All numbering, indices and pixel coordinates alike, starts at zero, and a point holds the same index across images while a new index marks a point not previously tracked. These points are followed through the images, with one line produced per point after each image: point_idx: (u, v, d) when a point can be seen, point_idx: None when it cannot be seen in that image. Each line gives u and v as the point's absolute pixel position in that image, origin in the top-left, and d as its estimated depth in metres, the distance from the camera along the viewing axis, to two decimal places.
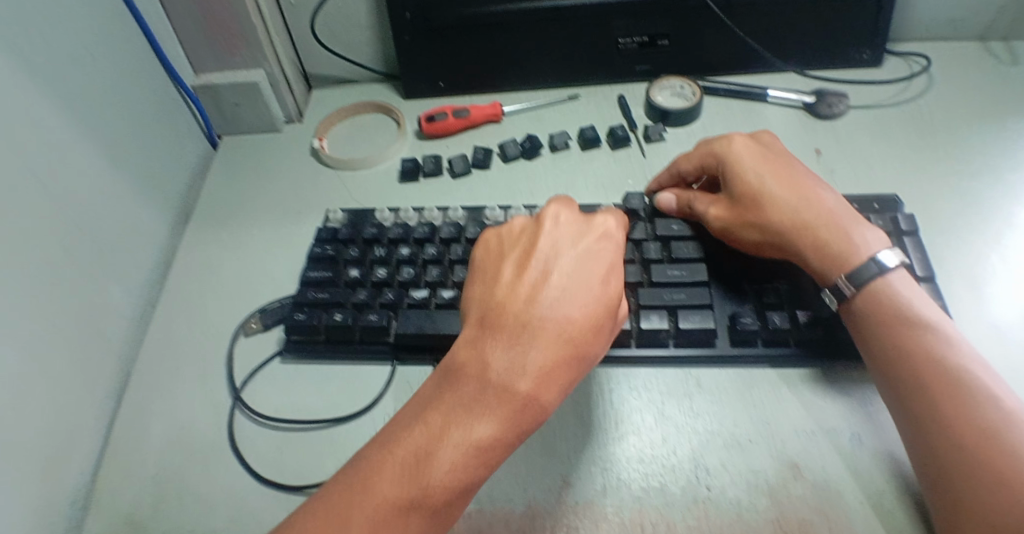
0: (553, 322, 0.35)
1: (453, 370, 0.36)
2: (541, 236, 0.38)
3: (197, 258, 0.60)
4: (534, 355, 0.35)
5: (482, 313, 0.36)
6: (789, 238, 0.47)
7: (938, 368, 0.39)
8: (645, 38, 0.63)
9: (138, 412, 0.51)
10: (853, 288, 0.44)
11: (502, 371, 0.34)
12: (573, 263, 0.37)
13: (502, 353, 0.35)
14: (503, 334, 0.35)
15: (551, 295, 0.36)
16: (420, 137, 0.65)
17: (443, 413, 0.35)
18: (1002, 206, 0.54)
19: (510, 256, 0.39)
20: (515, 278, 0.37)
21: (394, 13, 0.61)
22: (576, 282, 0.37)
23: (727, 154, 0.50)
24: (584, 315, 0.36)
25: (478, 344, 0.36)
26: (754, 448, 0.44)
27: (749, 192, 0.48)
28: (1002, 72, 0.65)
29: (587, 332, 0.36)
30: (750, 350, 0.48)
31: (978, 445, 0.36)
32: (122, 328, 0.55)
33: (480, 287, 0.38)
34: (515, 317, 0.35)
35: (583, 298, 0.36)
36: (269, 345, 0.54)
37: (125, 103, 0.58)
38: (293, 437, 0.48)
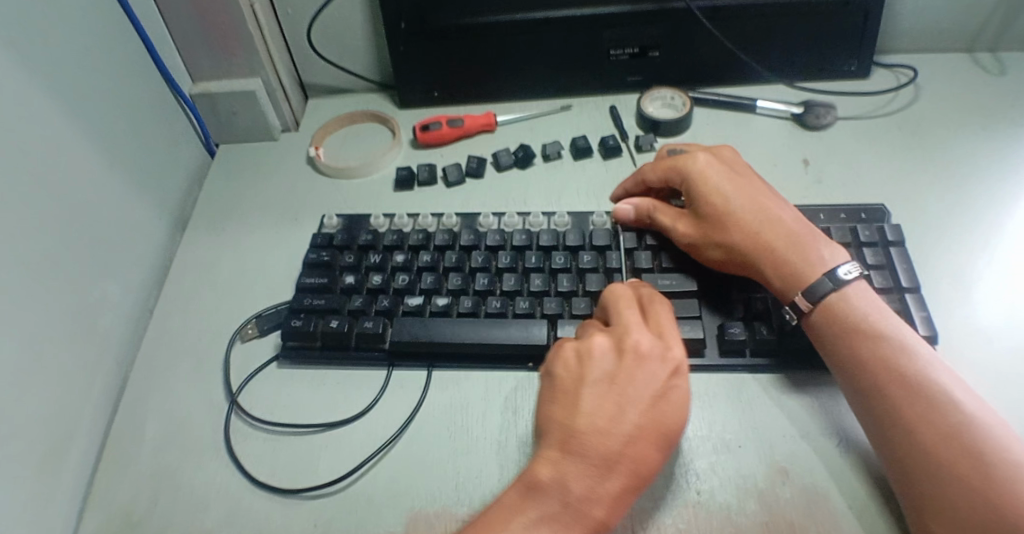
0: (630, 459, 0.38)
1: (533, 486, 0.38)
2: (623, 368, 0.40)
3: (193, 263, 0.61)
4: (609, 492, 0.37)
5: (563, 437, 0.39)
6: (751, 257, 0.48)
7: (899, 374, 0.41)
8: (636, 49, 0.65)
9: (134, 415, 0.51)
10: (810, 304, 0.45)
11: (580, 498, 0.37)
12: (651, 398, 0.39)
13: (581, 486, 0.37)
14: (586, 463, 0.37)
15: (630, 427, 0.38)
16: (415, 145, 0.66)
17: (524, 527, 0.36)
18: (986, 215, 0.56)
19: (592, 375, 0.40)
20: (597, 403, 0.39)
21: (389, 24, 0.62)
22: (652, 423, 0.39)
23: (691, 172, 0.51)
24: (654, 459, 0.39)
25: (561, 468, 0.38)
26: (743, 452, 0.45)
27: (714, 211, 0.50)
28: (987, 83, 0.66)
29: (652, 464, 0.39)
30: (738, 359, 0.48)
31: (944, 447, 0.38)
32: (119, 332, 0.56)
33: (562, 407, 0.40)
34: (598, 449, 0.38)
35: (655, 437, 0.39)
36: (265, 349, 0.54)
37: (125, 110, 0.59)
38: (288, 440, 0.49)
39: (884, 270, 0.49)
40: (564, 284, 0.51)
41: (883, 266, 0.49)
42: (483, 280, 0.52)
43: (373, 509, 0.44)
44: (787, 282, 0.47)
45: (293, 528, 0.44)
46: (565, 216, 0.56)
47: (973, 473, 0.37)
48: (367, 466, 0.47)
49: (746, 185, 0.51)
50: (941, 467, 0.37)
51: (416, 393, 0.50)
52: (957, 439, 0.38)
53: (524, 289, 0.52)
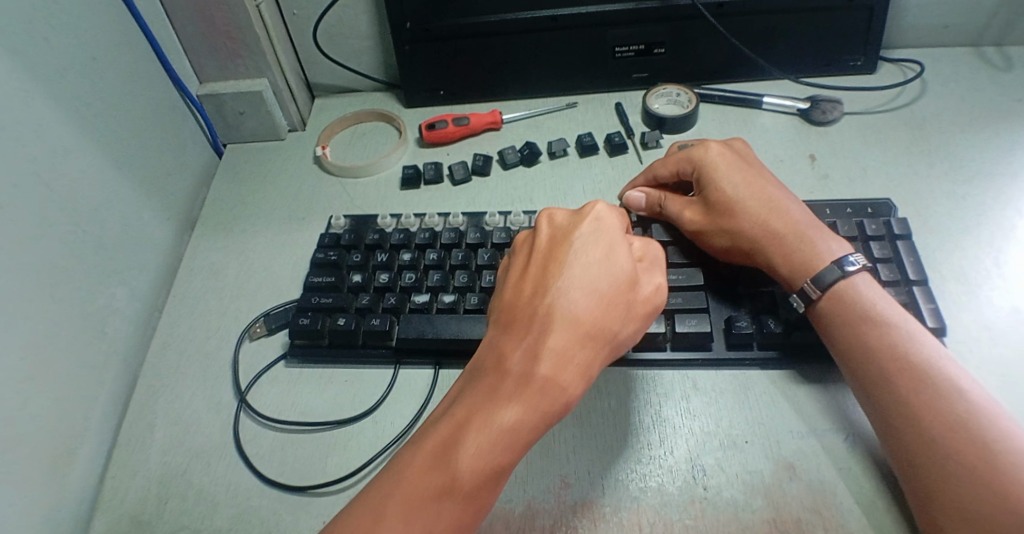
0: (562, 312, 0.37)
1: (478, 369, 0.38)
2: (543, 240, 0.41)
3: (202, 263, 0.62)
4: (546, 343, 0.37)
5: (502, 313, 0.40)
6: (759, 246, 0.48)
7: (906, 364, 0.41)
8: (641, 46, 0.65)
9: (145, 414, 0.52)
10: (818, 292, 0.45)
11: (518, 361, 0.37)
12: (574, 252, 0.39)
13: (518, 351, 0.37)
14: (518, 330, 0.38)
15: (554, 283, 0.39)
16: (421, 144, 0.66)
17: (470, 403, 0.37)
18: (995, 210, 0.55)
19: (520, 261, 0.42)
20: (522, 280, 0.40)
21: (394, 24, 0.62)
22: (579, 274, 0.39)
23: (703, 161, 0.51)
24: (597, 310, 0.38)
25: (498, 341, 0.38)
26: (750, 449, 0.45)
27: (723, 199, 0.49)
28: (995, 78, 0.66)
29: (596, 314, 0.38)
30: (746, 352, 0.48)
31: (952, 439, 0.38)
32: (129, 333, 0.56)
33: (500, 294, 0.41)
34: (525, 311, 0.38)
35: (588, 285, 0.38)
36: (274, 348, 0.55)
37: (132, 113, 0.59)
38: (296, 439, 0.49)
39: (891, 262, 0.49)
40: None
41: (891, 259, 0.49)
42: (489, 278, 0.52)
43: None
44: (795, 271, 0.47)
45: (301, 526, 0.44)
46: None
47: (980, 464, 0.37)
48: (375, 464, 0.47)
49: (755, 175, 0.51)
50: (948, 458, 0.37)
51: (423, 391, 0.50)
52: (964, 430, 0.38)
53: None
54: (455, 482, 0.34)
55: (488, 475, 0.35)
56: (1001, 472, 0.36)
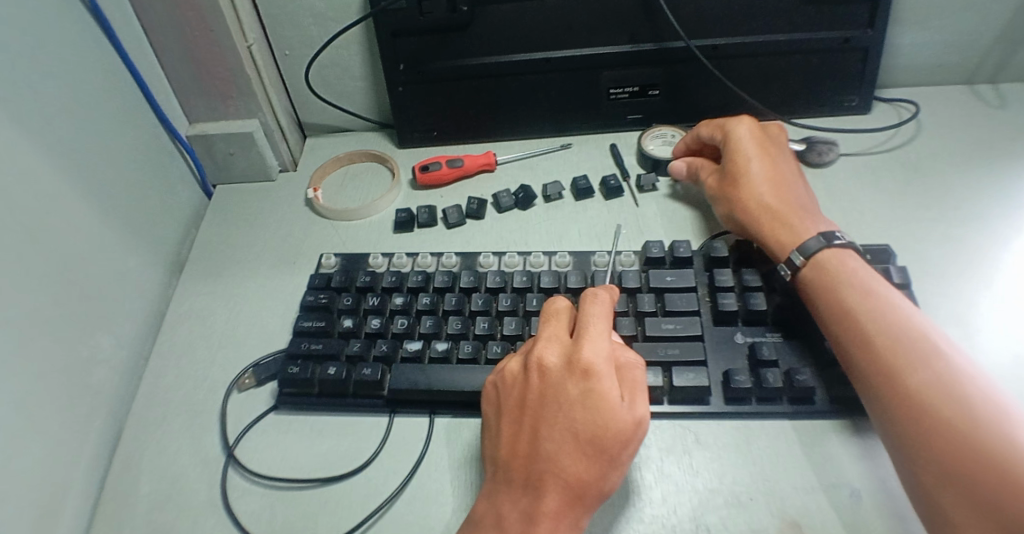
0: (552, 473, 0.39)
1: (482, 504, 0.40)
2: (535, 380, 0.42)
3: (190, 309, 0.60)
4: (541, 513, 0.38)
5: (496, 467, 0.41)
6: (755, 219, 0.53)
7: (918, 413, 0.39)
8: (636, 88, 0.64)
9: (129, 470, 0.50)
10: (802, 258, 0.49)
11: (515, 520, 0.38)
12: (563, 415, 0.40)
13: (514, 511, 0.39)
14: (513, 488, 0.40)
15: (545, 450, 0.39)
16: (415, 186, 0.66)
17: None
18: (994, 253, 0.55)
19: (512, 398, 0.43)
20: (518, 418, 0.42)
21: (387, 65, 0.62)
22: (566, 436, 0.39)
23: (733, 133, 0.57)
24: (585, 468, 0.39)
25: (492, 500, 0.40)
26: (754, 506, 0.43)
27: (737, 171, 0.55)
28: (989, 117, 0.66)
29: (586, 473, 0.39)
30: (743, 407, 0.47)
31: (975, 501, 0.35)
32: (114, 383, 0.54)
33: (489, 443, 0.43)
34: (521, 472, 0.40)
35: (577, 450, 0.39)
36: (262, 400, 0.53)
37: (119, 154, 0.58)
38: (286, 496, 0.47)
39: None
40: None
41: None
42: (483, 324, 0.51)
43: None
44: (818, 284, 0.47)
45: None
46: (566, 256, 0.55)
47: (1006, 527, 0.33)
48: (368, 523, 0.45)
49: (774, 166, 0.56)
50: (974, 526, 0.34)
51: (417, 445, 0.49)
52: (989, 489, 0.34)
53: (524, 333, 0.50)
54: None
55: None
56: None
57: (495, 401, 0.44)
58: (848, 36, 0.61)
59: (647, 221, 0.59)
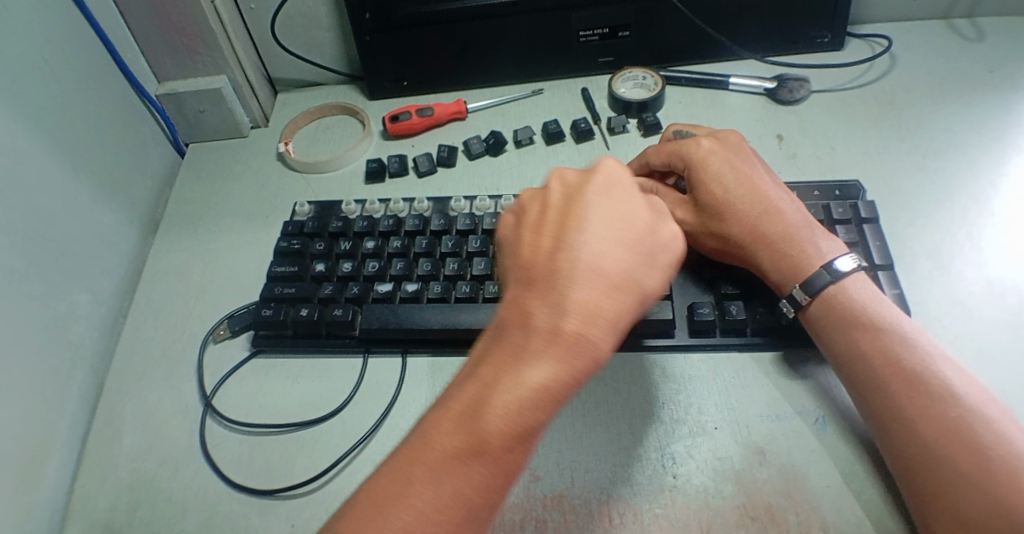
0: (586, 266, 0.33)
1: (498, 329, 0.34)
2: (555, 188, 0.38)
3: (166, 265, 0.60)
4: (571, 304, 0.32)
5: (518, 276, 0.35)
6: (748, 249, 0.46)
7: (906, 428, 0.38)
8: (606, 29, 0.64)
9: (111, 421, 0.51)
10: (807, 296, 0.44)
11: (542, 319, 0.32)
12: (594, 204, 0.35)
13: (541, 306, 0.32)
14: (539, 288, 0.33)
15: (578, 239, 0.34)
16: (386, 136, 0.65)
17: (495, 362, 0.32)
18: (965, 183, 0.55)
19: (531, 212, 0.37)
20: (541, 225, 0.36)
21: (353, 14, 0.61)
22: (601, 228, 0.34)
23: (694, 162, 0.48)
24: (623, 251, 0.34)
25: (517, 301, 0.34)
26: (720, 434, 0.44)
27: (714, 202, 0.47)
28: (965, 50, 0.65)
29: (624, 262, 0.33)
30: (707, 339, 0.48)
31: (936, 476, 0.36)
32: (94, 339, 0.55)
33: (510, 256, 0.37)
34: (546, 268, 0.33)
35: (615, 236, 0.34)
36: (238, 349, 0.54)
37: (89, 114, 0.58)
38: (263, 440, 0.48)
39: (857, 247, 0.48)
40: None
41: (856, 243, 0.48)
42: (453, 265, 0.52)
43: None
44: (791, 270, 0.45)
45: (270, 528, 0.44)
46: None
47: (955, 482, 0.35)
48: (343, 464, 0.46)
49: (725, 144, 0.50)
50: (925, 478, 0.36)
51: (391, 387, 0.50)
52: (942, 446, 0.36)
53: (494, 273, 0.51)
54: (482, 442, 0.30)
55: (519, 432, 0.31)
56: (988, 485, 0.34)
57: (513, 223, 0.39)
58: None
59: (617, 162, 0.59)
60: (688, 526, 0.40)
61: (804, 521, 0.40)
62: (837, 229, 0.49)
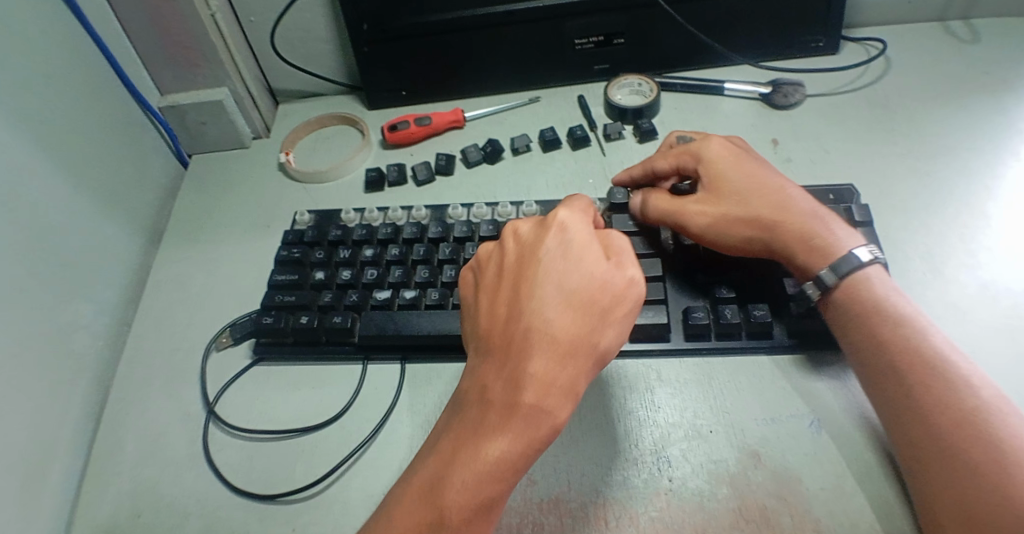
0: (537, 337, 0.36)
1: (462, 398, 0.37)
2: (510, 249, 0.40)
3: (169, 275, 0.61)
4: (525, 377, 0.35)
5: (479, 344, 0.38)
6: (775, 233, 0.46)
7: (920, 421, 0.38)
8: (601, 37, 0.64)
9: (114, 429, 0.52)
10: (835, 277, 0.44)
11: (499, 390, 0.35)
12: (542, 268, 0.38)
13: (497, 380, 0.36)
14: (495, 359, 0.37)
15: (527, 310, 0.37)
16: (385, 146, 0.66)
17: (458, 434, 0.36)
18: (960, 185, 0.55)
19: (489, 275, 0.40)
20: (497, 291, 0.39)
21: (351, 26, 0.62)
22: (550, 294, 0.37)
23: (707, 158, 0.50)
24: (570, 318, 0.36)
25: (476, 372, 0.37)
26: (715, 437, 0.44)
27: (732, 191, 0.47)
28: (960, 52, 0.65)
29: (570, 328, 0.36)
30: (702, 342, 0.48)
31: (947, 468, 0.36)
32: (97, 348, 0.56)
33: (471, 323, 0.40)
34: (502, 339, 0.37)
35: (562, 303, 0.37)
36: (240, 358, 0.55)
37: (92, 127, 0.59)
38: (264, 446, 0.49)
39: None
40: None
41: None
42: (450, 272, 0.52)
43: (350, 511, 0.44)
44: (817, 255, 0.45)
45: (271, 533, 0.44)
46: (532, 206, 0.56)
47: (966, 473, 0.35)
48: (342, 469, 0.47)
49: (736, 147, 0.51)
50: (938, 469, 0.36)
51: (390, 393, 0.50)
52: (954, 437, 0.36)
53: None
54: (443, 514, 0.34)
55: (479, 498, 0.34)
56: (997, 478, 0.34)
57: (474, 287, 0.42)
58: None
59: (613, 168, 0.59)
60: (684, 528, 0.40)
61: (798, 522, 0.40)
62: None
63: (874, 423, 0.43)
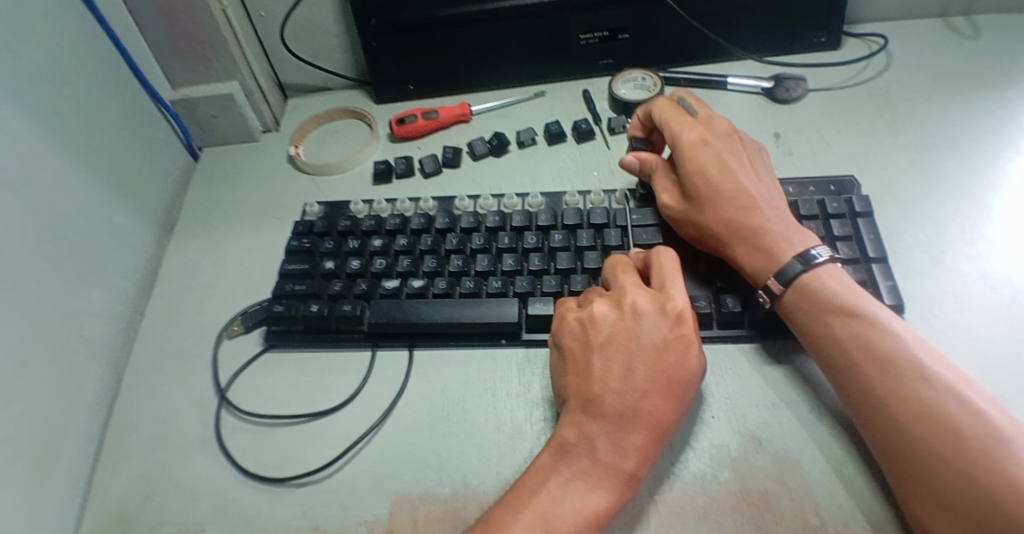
0: (646, 416, 0.41)
1: (562, 448, 0.41)
2: (622, 320, 0.44)
3: (181, 265, 0.62)
4: (630, 446, 0.40)
5: (582, 402, 0.42)
6: (723, 240, 0.48)
7: (887, 416, 0.39)
8: (605, 32, 0.65)
9: (128, 414, 0.53)
10: (782, 288, 0.45)
11: (607, 453, 0.40)
12: (655, 352, 0.42)
13: (605, 443, 0.40)
14: (604, 422, 0.41)
15: (639, 388, 0.41)
16: (393, 139, 0.67)
17: (562, 482, 0.40)
18: (961, 178, 0.56)
19: (598, 334, 0.44)
20: (608, 359, 0.43)
21: (359, 21, 0.63)
22: (660, 377, 0.42)
23: (682, 149, 0.50)
24: (673, 402, 0.41)
25: (581, 427, 0.42)
26: (716, 423, 0.45)
27: (695, 191, 0.49)
28: (962, 47, 0.66)
29: (671, 411, 0.41)
30: (705, 331, 0.49)
31: (917, 459, 0.37)
32: (111, 335, 0.57)
33: (573, 377, 0.44)
34: (613, 406, 0.41)
35: (668, 389, 0.41)
36: (251, 345, 0.56)
37: (106, 121, 0.60)
38: (275, 431, 0.50)
39: (852, 241, 0.49)
40: (535, 263, 0.52)
41: (851, 237, 0.49)
42: (457, 262, 0.54)
43: (359, 494, 0.46)
44: (761, 263, 0.46)
45: (282, 514, 0.45)
46: (538, 197, 0.57)
47: (935, 469, 0.36)
48: (351, 453, 0.48)
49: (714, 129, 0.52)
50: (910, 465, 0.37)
51: (397, 379, 0.51)
52: (920, 429, 0.37)
53: (497, 269, 0.53)
54: None
55: None
56: (966, 470, 0.35)
57: (581, 335, 0.45)
58: None
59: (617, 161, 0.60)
60: (686, 510, 0.41)
61: (798, 505, 0.41)
62: (830, 223, 0.50)
63: None
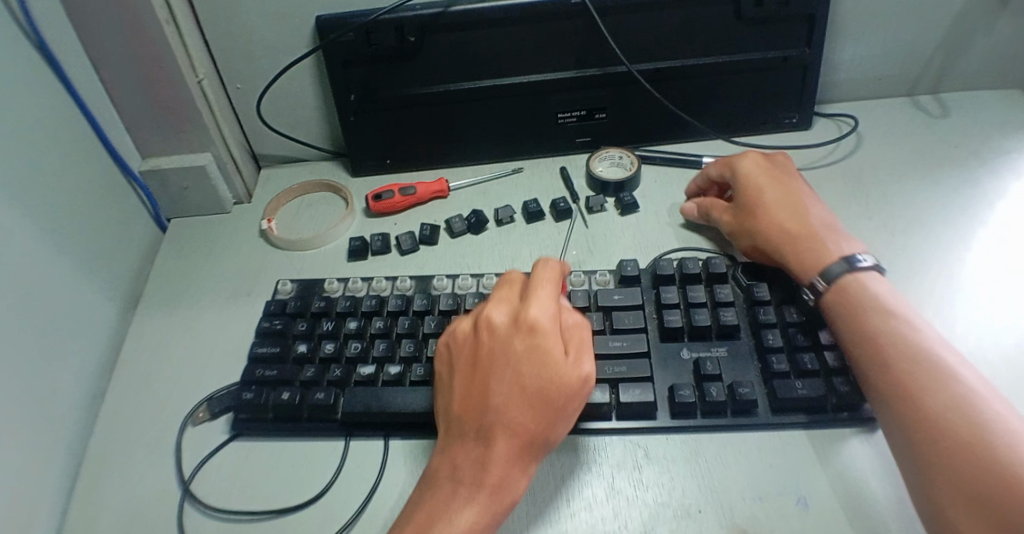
0: (501, 425, 0.41)
1: (432, 474, 0.42)
2: (482, 336, 0.45)
3: (146, 344, 0.60)
4: (490, 458, 0.40)
5: (449, 422, 0.43)
6: (776, 244, 0.54)
7: (915, 396, 0.41)
8: (584, 111, 0.66)
9: (82, 512, 0.49)
10: (825, 283, 0.50)
11: (468, 469, 0.41)
12: (510, 363, 0.42)
13: (467, 461, 0.41)
14: (465, 440, 0.42)
15: (493, 399, 0.42)
16: (369, 214, 0.66)
17: (431, 506, 0.40)
18: (935, 258, 0.56)
19: (462, 356, 0.45)
20: (468, 376, 0.44)
21: (338, 96, 0.63)
22: (513, 387, 0.42)
23: (739, 172, 0.59)
24: (530, 411, 0.41)
25: (447, 447, 0.42)
26: (704, 517, 0.44)
27: (754, 204, 0.56)
28: (928, 126, 0.68)
29: (531, 420, 0.41)
30: (689, 420, 0.49)
31: (943, 438, 0.38)
32: (70, 422, 0.54)
33: (442, 398, 0.45)
34: (471, 421, 0.42)
35: (523, 397, 0.41)
36: (218, 433, 0.53)
37: (73, 192, 0.58)
38: (242, 528, 0.47)
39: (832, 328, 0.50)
40: None
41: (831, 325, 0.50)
42: (435, 346, 0.52)
43: None
44: (807, 265, 0.51)
45: None
46: None
47: (957, 447, 0.37)
48: None
49: (779, 179, 0.58)
50: (926, 469, 0.38)
51: (372, 472, 0.49)
52: (948, 414, 0.39)
53: None
54: None
55: None
56: (982, 454, 0.36)
57: (447, 361, 0.46)
58: (785, 54, 0.63)
59: (596, 241, 0.61)
60: None
61: None
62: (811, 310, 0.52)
63: (871, 505, 0.43)
